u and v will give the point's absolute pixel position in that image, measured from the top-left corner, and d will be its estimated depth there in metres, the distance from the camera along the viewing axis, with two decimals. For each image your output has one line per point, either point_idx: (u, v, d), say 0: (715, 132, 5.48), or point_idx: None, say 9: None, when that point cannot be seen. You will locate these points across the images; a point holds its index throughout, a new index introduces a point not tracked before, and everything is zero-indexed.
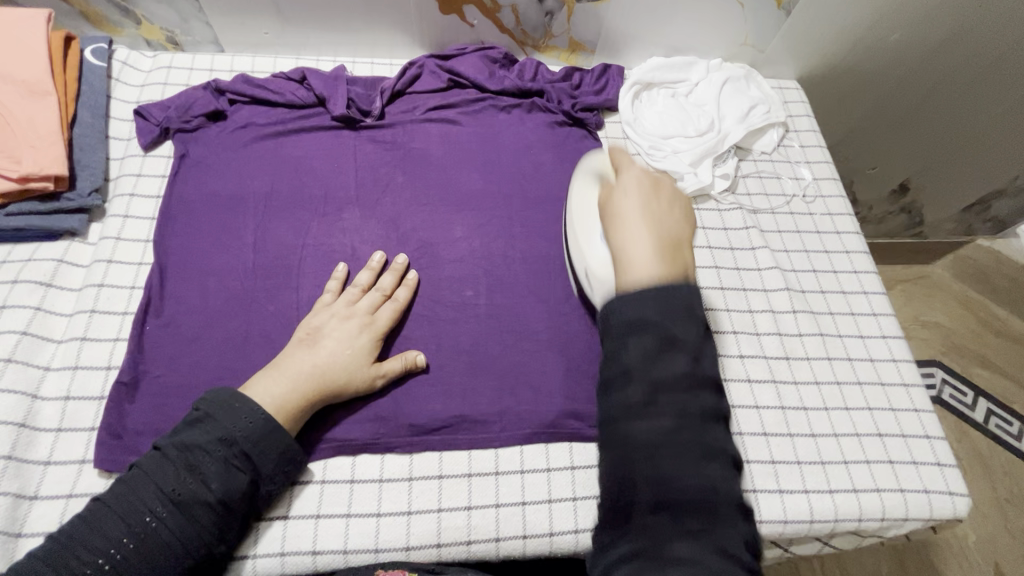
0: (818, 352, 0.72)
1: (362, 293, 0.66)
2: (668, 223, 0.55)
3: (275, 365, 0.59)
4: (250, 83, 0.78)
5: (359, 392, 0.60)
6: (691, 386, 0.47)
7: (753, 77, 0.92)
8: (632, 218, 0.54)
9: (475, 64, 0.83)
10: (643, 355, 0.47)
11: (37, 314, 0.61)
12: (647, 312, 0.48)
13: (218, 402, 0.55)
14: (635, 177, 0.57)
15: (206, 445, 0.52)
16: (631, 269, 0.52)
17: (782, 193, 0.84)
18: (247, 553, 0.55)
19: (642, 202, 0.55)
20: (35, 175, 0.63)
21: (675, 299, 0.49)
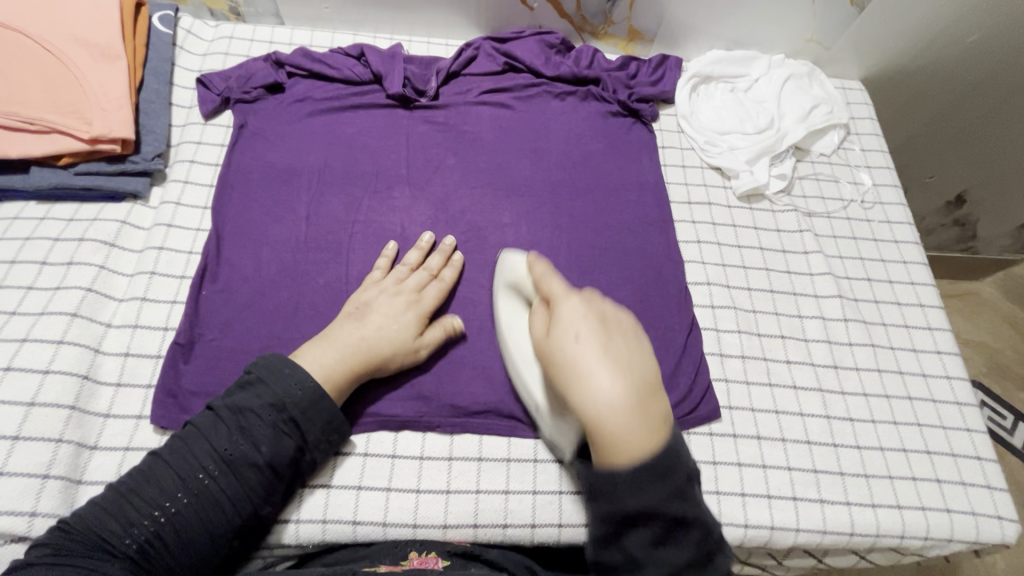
0: (868, 363, 0.70)
1: (410, 272, 0.66)
2: (635, 358, 0.42)
3: (323, 337, 0.60)
4: (310, 57, 0.78)
5: (403, 364, 0.61)
6: (695, 557, 0.45)
7: (817, 75, 0.89)
8: (596, 368, 0.41)
9: (532, 48, 0.82)
10: (648, 544, 0.44)
11: (101, 272, 0.63)
12: (646, 504, 0.42)
13: (270, 367, 0.56)
14: (579, 310, 0.45)
15: (257, 408, 0.54)
16: (618, 444, 0.41)
17: (840, 197, 0.82)
18: (288, 518, 0.56)
19: (603, 347, 0.42)
20: (104, 137, 0.65)
21: (672, 468, 0.42)
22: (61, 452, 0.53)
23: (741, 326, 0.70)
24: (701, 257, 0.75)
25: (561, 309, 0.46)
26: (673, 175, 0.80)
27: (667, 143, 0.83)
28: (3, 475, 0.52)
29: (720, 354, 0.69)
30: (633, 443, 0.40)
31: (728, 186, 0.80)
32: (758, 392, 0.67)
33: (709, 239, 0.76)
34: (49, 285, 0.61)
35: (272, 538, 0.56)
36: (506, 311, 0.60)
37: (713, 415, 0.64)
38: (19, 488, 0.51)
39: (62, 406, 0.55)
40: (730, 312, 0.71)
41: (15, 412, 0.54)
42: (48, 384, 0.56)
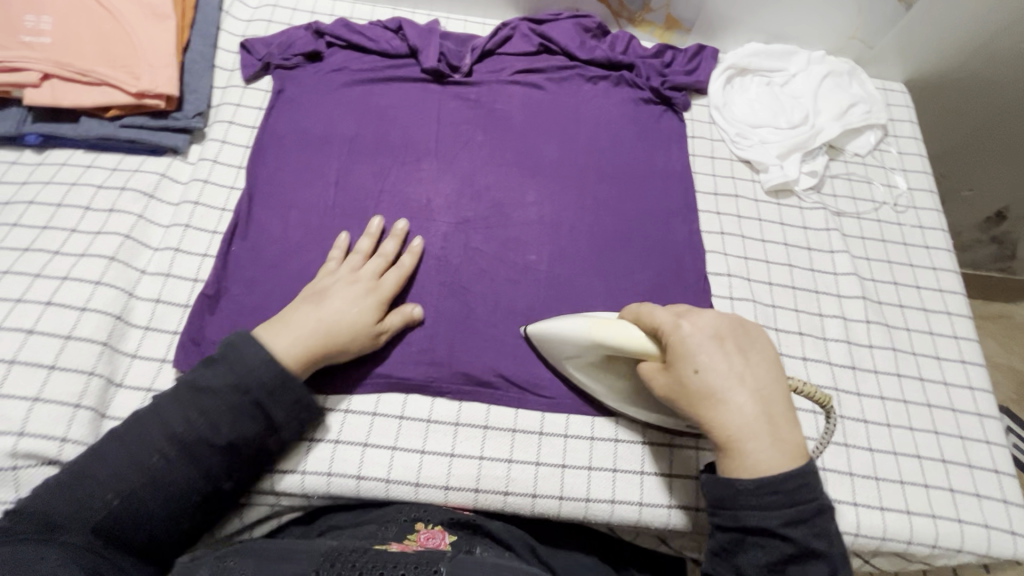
0: (888, 367, 0.69)
1: (364, 259, 0.65)
2: (757, 377, 0.49)
3: (278, 320, 0.59)
4: (349, 28, 0.80)
5: (363, 345, 0.60)
6: None
7: (858, 74, 0.87)
8: (730, 392, 0.48)
9: (568, 31, 0.83)
10: (762, 565, 0.47)
11: (138, 221, 0.66)
12: (766, 523, 0.47)
13: (232, 346, 0.56)
14: (700, 338, 0.49)
15: (218, 390, 0.54)
16: (749, 456, 0.47)
17: (872, 199, 0.80)
18: (283, 468, 0.58)
19: (730, 371, 0.48)
20: (150, 92, 0.67)
21: (802, 495, 0.46)
22: (92, 385, 0.56)
23: (759, 319, 0.70)
24: (723, 249, 0.74)
25: (677, 338, 0.49)
26: (700, 165, 0.80)
27: (696, 133, 0.82)
28: (38, 401, 0.54)
29: None
30: (763, 454, 0.47)
31: (756, 180, 0.79)
32: None
33: (732, 231, 0.75)
34: (90, 230, 0.64)
35: (261, 483, 0.58)
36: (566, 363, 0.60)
37: None
38: (51, 415, 0.54)
39: (95, 342, 0.58)
40: (749, 305, 0.71)
41: (53, 343, 0.57)
42: (84, 320, 0.58)
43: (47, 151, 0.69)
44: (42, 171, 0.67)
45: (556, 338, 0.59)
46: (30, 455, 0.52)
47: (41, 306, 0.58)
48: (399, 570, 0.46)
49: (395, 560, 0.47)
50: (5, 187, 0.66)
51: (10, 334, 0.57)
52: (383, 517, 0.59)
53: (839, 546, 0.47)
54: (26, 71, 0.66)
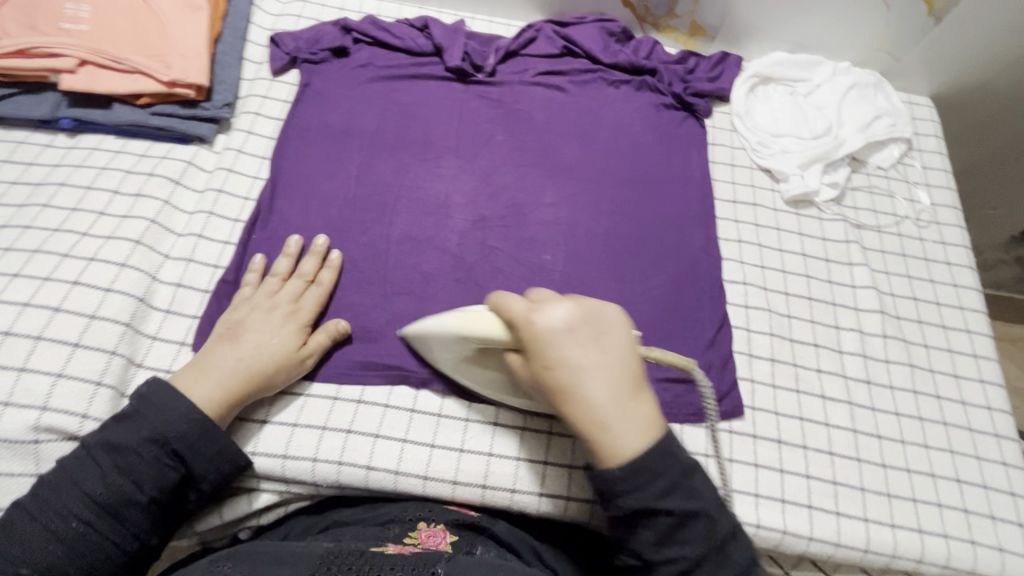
0: (904, 383, 0.68)
1: (280, 283, 0.63)
2: (610, 365, 0.47)
3: (196, 364, 0.57)
4: (376, 25, 0.81)
5: (289, 376, 0.59)
6: (713, 550, 0.48)
7: (884, 87, 0.86)
8: (582, 383, 0.46)
9: (592, 34, 0.83)
10: (655, 542, 0.47)
11: (164, 207, 0.67)
12: (646, 502, 0.46)
13: (149, 398, 0.53)
14: (552, 328, 0.47)
15: (135, 445, 0.51)
16: (612, 444, 0.46)
17: (893, 213, 0.79)
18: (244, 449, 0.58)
19: (580, 361, 0.47)
20: (181, 81, 0.69)
21: (667, 465, 0.47)
22: (113, 363, 0.56)
23: (774, 329, 0.69)
24: (740, 257, 0.74)
25: (529, 331, 0.47)
26: (720, 172, 0.79)
27: (717, 140, 0.82)
28: (62, 376, 0.54)
29: (749, 354, 0.68)
30: (625, 440, 0.46)
31: (776, 189, 0.79)
32: (785, 396, 0.66)
33: (750, 239, 0.75)
34: (118, 213, 0.65)
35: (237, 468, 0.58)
36: (440, 358, 0.59)
37: (735, 412, 0.64)
38: (73, 391, 0.54)
39: (117, 322, 0.58)
40: (764, 314, 0.70)
41: (77, 321, 0.57)
42: (109, 300, 0.59)
43: (79, 136, 0.71)
44: (74, 155, 0.69)
45: (425, 330, 0.57)
46: (52, 430, 0.52)
47: (67, 285, 0.59)
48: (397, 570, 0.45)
49: (392, 562, 0.46)
50: (38, 168, 0.67)
51: (37, 310, 0.57)
52: (391, 516, 0.58)
53: (711, 492, 0.49)
54: (64, 57, 0.67)
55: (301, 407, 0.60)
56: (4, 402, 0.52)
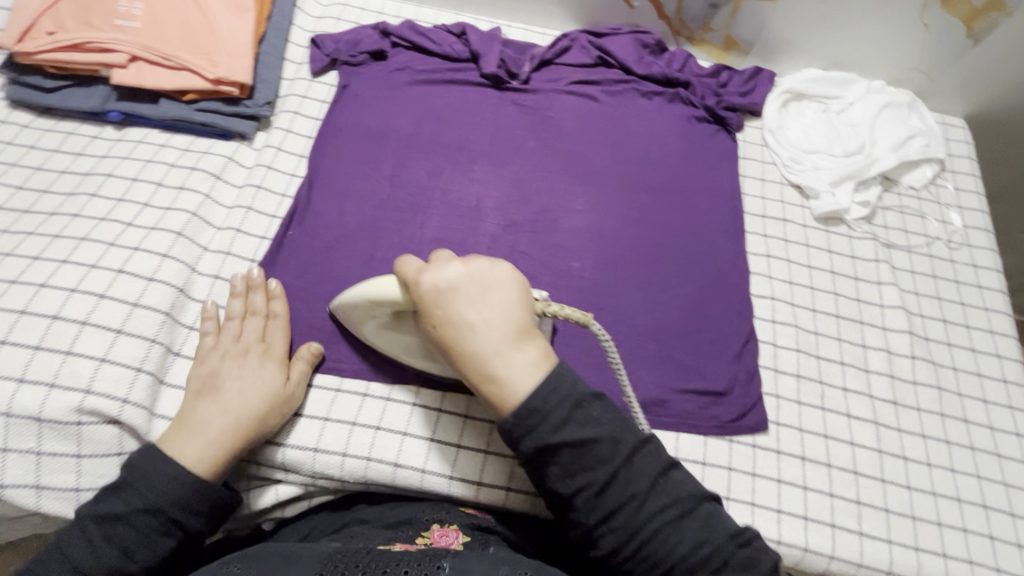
0: (931, 405, 0.67)
1: (240, 323, 0.61)
2: (492, 316, 0.49)
3: (176, 426, 0.54)
4: (415, 30, 0.83)
5: (283, 413, 0.58)
6: (623, 469, 0.49)
7: (918, 107, 0.85)
8: (466, 334, 0.49)
9: (627, 46, 0.84)
10: (564, 475, 0.49)
11: (205, 201, 0.69)
12: (546, 436, 0.48)
13: (137, 467, 0.51)
14: (436, 285, 0.49)
15: (125, 517, 0.49)
16: (503, 391, 0.49)
17: (924, 233, 0.79)
18: (282, 441, 0.59)
19: (463, 314, 0.49)
20: (227, 79, 0.71)
21: (554, 398, 0.48)
22: (153, 351, 0.58)
23: (801, 346, 0.69)
24: (769, 271, 0.74)
25: (416, 290, 0.50)
26: (750, 187, 0.80)
27: (748, 154, 0.82)
28: (105, 361, 0.55)
29: (774, 370, 0.68)
30: (513, 385, 0.49)
31: (806, 206, 0.79)
32: (810, 413, 0.66)
33: (779, 254, 0.75)
34: (161, 205, 0.67)
35: (262, 456, 0.58)
36: (362, 327, 0.60)
37: (759, 427, 0.64)
38: (114, 375, 0.55)
39: (158, 310, 0.59)
40: (791, 330, 0.70)
41: (120, 309, 0.58)
42: (151, 290, 0.60)
43: (126, 129, 0.73)
44: (120, 147, 0.71)
45: (339, 305, 0.59)
46: (93, 413, 0.53)
47: (112, 273, 0.60)
48: (402, 567, 0.45)
49: (398, 558, 0.46)
50: (87, 159, 0.69)
51: (81, 296, 0.58)
52: (406, 517, 0.57)
53: (611, 414, 0.50)
54: (116, 52, 0.70)
55: (331, 402, 0.61)
56: (50, 384, 0.53)
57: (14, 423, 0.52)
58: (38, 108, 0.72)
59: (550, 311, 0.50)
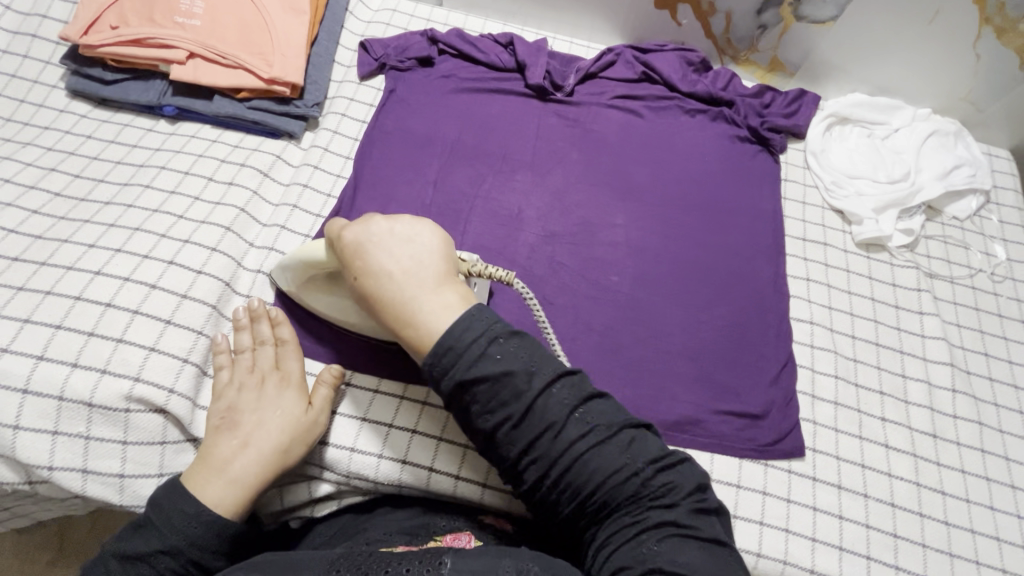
0: (971, 441, 0.66)
1: (253, 354, 0.59)
2: (408, 263, 0.48)
3: (197, 463, 0.52)
4: (462, 38, 0.84)
5: (308, 441, 0.56)
6: (543, 401, 0.46)
7: (964, 137, 0.85)
8: (382, 281, 0.48)
9: (672, 63, 0.84)
10: (483, 412, 0.46)
11: (253, 197, 0.70)
12: (461, 373, 0.45)
13: (159, 505, 0.50)
14: (354, 237, 0.49)
15: (146, 557, 0.48)
16: (420, 333, 0.47)
17: (968, 265, 0.78)
18: (329, 441, 0.59)
19: (378, 262, 0.48)
20: (280, 79, 0.72)
21: (471, 336, 0.46)
22: (199, 343, 0.59)
23: (839, 372, 0.68)
24: (808, 295, 0.73)
25: (337, 244, 0.51)
26: (791, 209, 0.79)
27: (790, 176, 0.82)
28: (154, 350, 0.56)
29: (812, 395, 0.67)
30: (429, 326, 0.47)
31: (847, 231, 0.78)
32: (847, 441, 0.65)
33: (819, 278, 0.74)
34: (211, 200, 0.68)
35: (313, 456, 0.59)
36: (307, 293, 0.61)
37: (796, 452, 0.63)
38: (162, 365, 0.56)
39: (205, 303, 0.60)
40: (830, 356, 0.69)
41: (169, 299, 0.59)
42: (199, 282, 0.61)
43: (178, 123, 0.74)
44: (173, 141, 0.72)
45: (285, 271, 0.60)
46: (141, 401, 0.54)
47: (162, 265, 0.61)
48: (404, 566, 0.43)
49: (402, 556, 0.45)
50: (142, 151, 0.71)
51: (133, 285, 0.59)
52: (423, 521, 0.57)
53: (528, 347, 0.47)
54: (176, 49, 0.71)
55: (370, 402, 0.61)
56: (101, 370, 0.54)
57: (65, 408, 0.53)
58: (96, 99, 0.74)
59: (477, 271, 0.52)
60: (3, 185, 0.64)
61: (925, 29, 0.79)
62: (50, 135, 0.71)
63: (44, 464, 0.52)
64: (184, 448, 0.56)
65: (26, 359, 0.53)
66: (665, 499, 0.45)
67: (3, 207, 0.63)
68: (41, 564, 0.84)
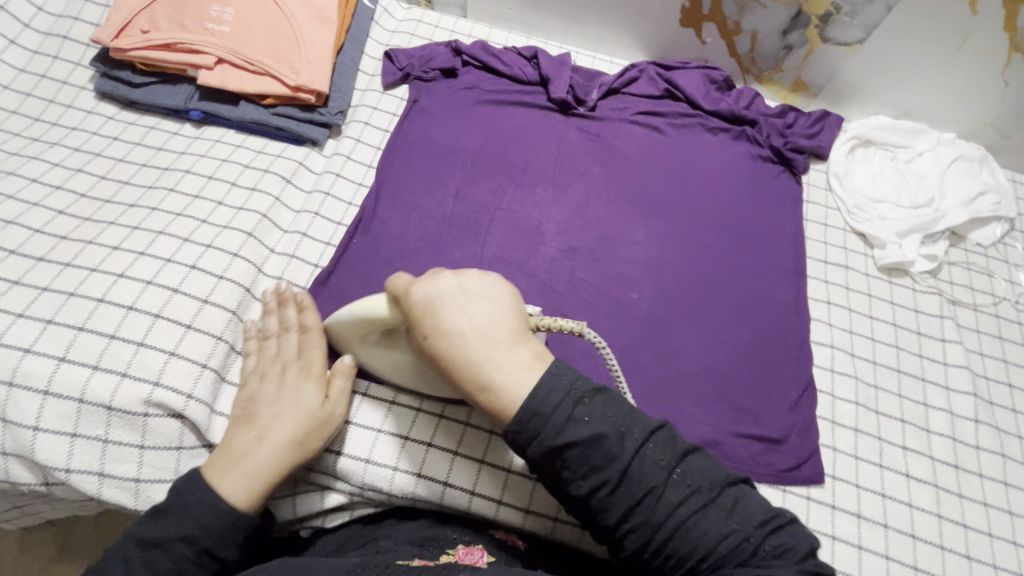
0: (994, 473, 0.65)
1: (276, 341, 0.59)
2: (481, 323, 0.46)
3: (217, 455, 0.52)
4: (486, 50, 0.84)
5: (322, 434, 0.55)
6: (639, 464, 0.44)
7: (989, 163, 0.84)
8: (456, 342, 0.45)
9: (696, 80, 0.84)
10: (581, 479, 0.44)
11: (275, 203, 0.70)
12: (552, 440, 0.43)
13: (180, 493, 0.49)
14: (423, 294, 0.46)
15: (163, 543, 0.47)
16: (502, 398, 0.44)
17: (991, 292, 0.77)
18: (336, 449, 0.59)
19: (451, 322, 0.46)
20: (306, 87, 0.73)
21: (553, 399, 0.44)
22: (218, 349, 0.58)
23: (860, 399, 0.68)
24: (829, 319, 0.72)
25: (403, 301, 0.47)
26: (813, 231, 0.79)
27: (811, 198, 0.81)
28: (174, 355, 0.56)
29: (831, 421, 0.66)
30: (511, 390, 0.44)
31: (869, 254, 0.77)
32: (867, 469, 0.64)
33: (839, 302, 0.74)
34: (234, 205, 0.68)
35: (318, 463, 0.59)
36: (357, 344, 0.57)
37: (815, 478, 0.62)
38: (182, 371, 0.56)
39: (225, 309, 0.60)
40: (850, 381, 0.68)
41: (191, 304, 0.59)
42: (221, 287, 0.61)
43: (204, 127, 0.75)
44: (198, 145, 0.73)
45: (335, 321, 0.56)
46: (159, 406, 0.54)
47: (185, 269, 0.61)
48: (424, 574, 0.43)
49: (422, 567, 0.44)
50: (167, 154, 0.71)
51: (156, 289, 0.59)
52: (433, 533, 0.56)
53: (618, 404, 0.46)
54: (205, 54, 0.72)
55: (385, 414, 0.61)
56: (122, 373, 0.54)
57: (84, 410, 0.53)
58: (124, 101, 0.75)
59: (546, 325, 0.47)
60: (30, 185, 0.65)
61: (956, 54, 0.78)
62: (77, 136, 0.71)
63: (61, 466, 0.52)
64: (200, 454, 0.56)
65: (48, 360, 0.54)
66: (774, 562, 0.43)
67: (29, 207, 0.63)
68: (44, 559, 0.83)
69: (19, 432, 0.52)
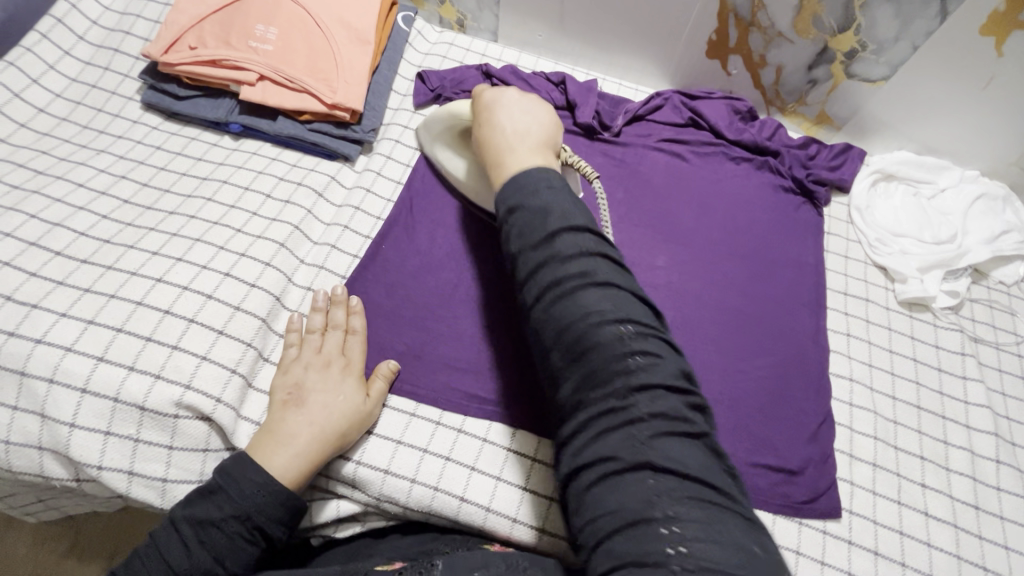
0: (1016, 516, 0.64)
1: (321, 336, 0.63)
2: (520, 126, 0.55)
3: (266, 435, 0.55)
4: (516, 75, 0.86)
5: (362, 428, 0.59)
6: (564, 243, 0.46)
7: (1014, 202, 0.83)
8: (496, 129, 0.55)
9: (720, 110, 0.85)
10: (516, 238, 0.48)
11: (308, 215, 0.72)
12: (518, 198, 0.49)
13: (229, 474, 0.52)
14: (495, 95, 0.58)
15: (219, 522, 0.50)
16: (505, 167, 0.53)
17: (1014, 332, 0.76)
18: (350, 456, 0.60)
19: (501, 116, 0.56)
20: (343, 105, 0.75)
21: (539, 175, 0.50)
22: (247, 355, 0.60)
23: (879, 434, 0.67)
24: (848, 351, 0.73)
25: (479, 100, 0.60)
26: (833, 263, 0.80)
27: (833, 230, 0.82)
28: (206, 359, 0.58)
29: (849, 454, 0.66)
30: (515, 163, 0.52)
31: (890, 288, 0.78)
32: (885, 506, 0.63)
33: (860, 335, 0.74)
34: (268, 215, 0.70)
35: (331, 469, 0.59)
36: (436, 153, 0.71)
37: (832, 513, 0.61)
38: (212, 375, 0.57)
39: (256, 316, 0.62)
40: (869, 416, 0.68)
41: (223, 310, 0.61)
42: (252, 295, 0.63)
43: (242, 140, 0.78)
44: (235, 157, 0.76)
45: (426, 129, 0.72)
46: (189, 408, 0.56)
47: (219, 276, 0.63)
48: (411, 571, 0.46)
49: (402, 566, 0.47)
50: (206, 165, 0.74)
51: (190, 294, 0.61)
52: (426, 549, 0.57)
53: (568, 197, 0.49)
54: (248, 71, 0.75)
55: (405, 425, 0.62)
56: (155, 375, 0.56)
57: (119, 409, 0.55)
58: (168, 113, 0.78)
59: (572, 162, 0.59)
60: (76, 190, 0.68)
61: (980, 94, 0.78)
62: (122, 144, 0.75)
63: (94, 463, 0.54)
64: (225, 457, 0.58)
65: (87, 360, 0.56)
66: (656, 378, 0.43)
67: (75, 211, 0.66)
68: (56, 554, 0.85)
69: (57, 428, 0.54)
